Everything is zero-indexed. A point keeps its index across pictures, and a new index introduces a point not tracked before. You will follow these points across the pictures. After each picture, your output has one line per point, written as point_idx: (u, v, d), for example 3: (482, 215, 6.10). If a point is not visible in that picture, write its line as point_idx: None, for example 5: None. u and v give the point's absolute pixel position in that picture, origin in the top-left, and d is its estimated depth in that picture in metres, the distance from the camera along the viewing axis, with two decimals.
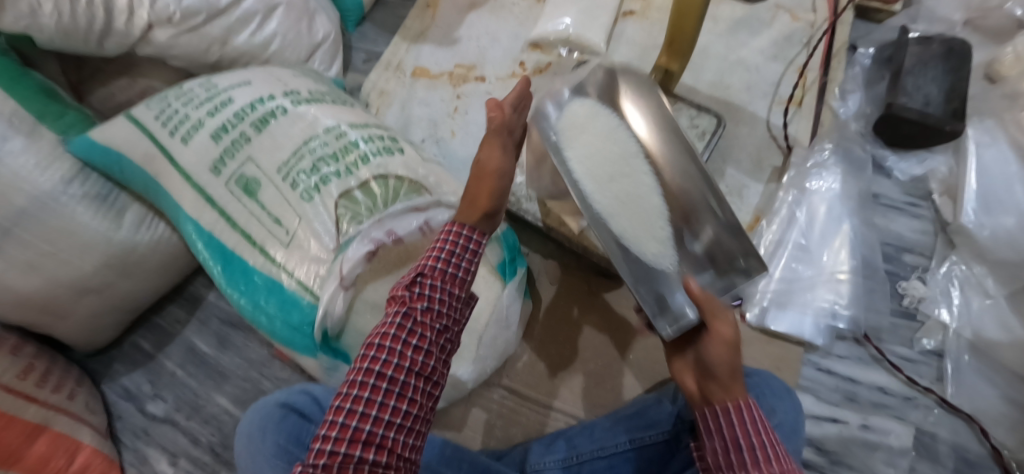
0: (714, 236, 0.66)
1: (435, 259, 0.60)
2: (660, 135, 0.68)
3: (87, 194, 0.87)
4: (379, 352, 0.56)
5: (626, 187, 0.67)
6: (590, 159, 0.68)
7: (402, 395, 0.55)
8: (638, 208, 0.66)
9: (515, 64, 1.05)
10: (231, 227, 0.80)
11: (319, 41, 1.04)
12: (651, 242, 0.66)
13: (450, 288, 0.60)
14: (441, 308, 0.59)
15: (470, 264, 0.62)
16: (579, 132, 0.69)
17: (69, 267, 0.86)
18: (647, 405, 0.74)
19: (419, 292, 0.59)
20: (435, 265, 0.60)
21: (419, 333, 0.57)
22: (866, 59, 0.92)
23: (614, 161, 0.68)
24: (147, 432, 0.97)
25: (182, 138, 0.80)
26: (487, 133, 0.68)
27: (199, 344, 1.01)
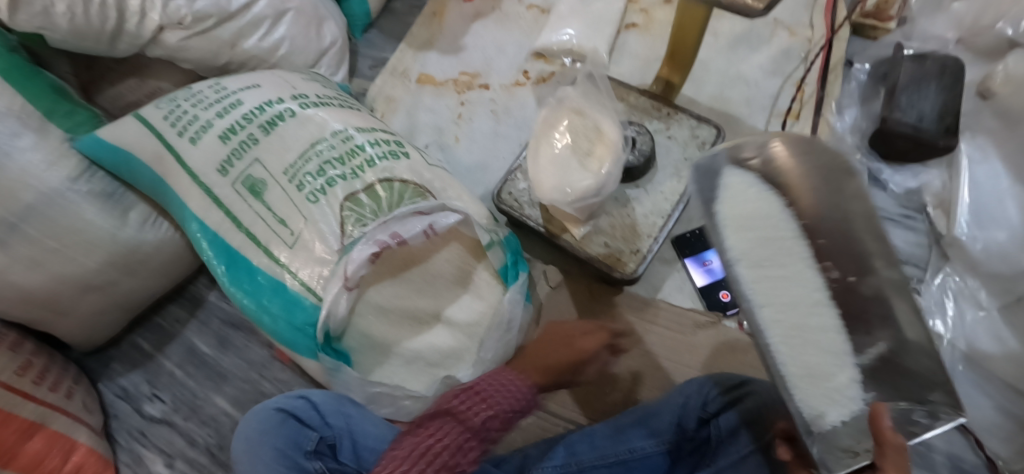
0: (888, 351, 0.50)
1: (483, 399, 0.68)
2: (842, 215, 0.52)
3: (92, 191, 0.88)
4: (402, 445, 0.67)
5: (787, 288, 0.50)
6: (750, 249, 0.51)
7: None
8: (818, 352, 0.50)
9: (519, 73, 1.06)
10: (236, 226, 0.80)
11: (326, 47, 1.06)
12: (811, 346, 0.50)
13: (475, 404, 0.68)
14: (464, 419, 0.67)
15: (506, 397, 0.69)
16: (741, 210, 0.52)
17: (73, 264, 0.87)
18: (650, 414, 0.74)
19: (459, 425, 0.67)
20: (481, 408, 0.67)
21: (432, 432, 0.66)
22: (862, 74, 0.94)
23: (780, 253, 0.51)
24: (143, 433, 0.97)
25: (190, 138, 0.81)
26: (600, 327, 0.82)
27: (199, 345, 1.01)
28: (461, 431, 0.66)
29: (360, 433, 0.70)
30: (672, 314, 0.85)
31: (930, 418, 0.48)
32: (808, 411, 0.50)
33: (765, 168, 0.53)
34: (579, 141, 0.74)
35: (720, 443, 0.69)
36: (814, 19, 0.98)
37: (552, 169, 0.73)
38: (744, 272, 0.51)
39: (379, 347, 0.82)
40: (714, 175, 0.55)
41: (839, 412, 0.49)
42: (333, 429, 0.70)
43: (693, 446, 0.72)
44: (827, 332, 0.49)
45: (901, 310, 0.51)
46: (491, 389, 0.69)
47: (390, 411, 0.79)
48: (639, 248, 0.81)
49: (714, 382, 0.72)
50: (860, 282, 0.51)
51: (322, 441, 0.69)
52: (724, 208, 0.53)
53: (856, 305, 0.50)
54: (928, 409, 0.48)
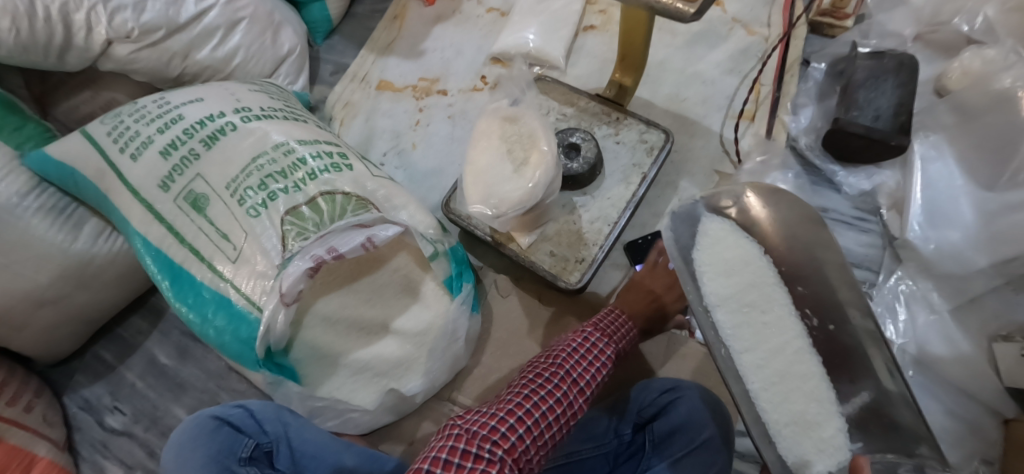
0: (871, 400, 0.59)
1: (609, 335, 0.71)
2: (817, 260, 0.62)
3: (42, 206, 0.88)
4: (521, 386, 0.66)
5: (768, 332, 0.61)
6: (732, 293, 0.62)
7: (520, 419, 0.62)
8: (802, 390, 0.59)
9: (477, 78, 1.05)
10: (179, 241, 0.80)
11: (283, 54, 1.05)
12: (797, 393, 0.59)
13: (591, 347, 0.69)
14: (581, 364, 0.68)
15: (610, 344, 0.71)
16: (719, 257, 0.63)
17: (23, 280, 0.86)
18: (588, 419, 0.75)
19: (588, 352, 0.69)
20: (607, 341, 0.71)
21: (557, 373, 0.67)
22: (818, 73, 0.92)
23: (757, 295, 0.62)
24: (105, 445, 0.97)
25: (131, 154, 0.81)
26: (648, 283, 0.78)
27: (159, 356, 1.01)
28: (590, 360, 0.69)
29: (298, 439, 0.70)
30: None
31: (915, 471, 0.56)
32: (794, 459, 0.58)
33: (742, 218, 0.64)
34: (515, 151, 0.73)
35: (655, 447, 0.70)
36: (773, 16, 0.96)
37: (486, 178, 0.73)
38: (722, 315, 0.61)
39: (326, 360, 0.81)
40: (693, 222, 0.65)
41: (825, 462, 0.57)
42: (271, 436, 0.70)
43: (630, 452, 0.73)
44: (812, 381, 0.59)
45: (877, 360, 0.60)
46: (610, 326, 0.72)
47: (336, 422, 0.82)
48: (584, 257, 0.80)
49: (651, 389, 0.73)
50: (836, 329, 0.61)
51: (258, 448, 0.69)
52: (703, 254, 0.63)
53: (837, 349, 0.61)
54: (915, 463, 0.56)
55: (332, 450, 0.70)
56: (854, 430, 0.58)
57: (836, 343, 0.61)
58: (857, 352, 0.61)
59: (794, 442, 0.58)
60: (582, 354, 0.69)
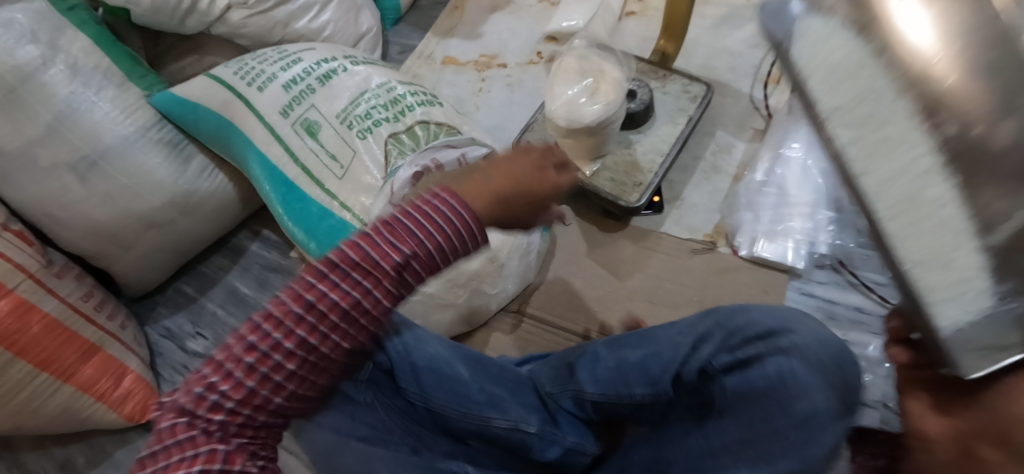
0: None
1: (404, 235, 0.48)
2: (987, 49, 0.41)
3: (161, 139, 1.01)
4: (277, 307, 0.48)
5: (891, 153, 0.44)
6: (847, 101, 0.46)
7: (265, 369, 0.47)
8: (939, 238, 0.43)
9: (533, 53, 1.20)
10: (293, 161, 0.92)
11: (363, 32, 1.20)
12: (925, 231, 0.43)
13: (382, 256, 0.48)
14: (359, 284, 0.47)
15: (416, 245, 0.48)
16: (823, 62, 0.47)
17: (141, 202, 0.98)
18: (654, 342, 0.70)
19: (371, 268, 0.47)
20: (398, 248, 0.48)
21: (319, 297, 0.47)
22: None
23: (873, 105, 0.45)
24: (185, 366, 1.05)
25: (258, 87, 0.94)
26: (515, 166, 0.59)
27: (239, 287, 1.10)
28: (374, 274, 0.47)
29: (416, 356, 0.73)
30: (672, 244, 0.95)
31: None
32: (940, 315, 0.43)
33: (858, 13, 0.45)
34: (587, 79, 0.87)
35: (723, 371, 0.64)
36: None
37: (568, 100, 0.86)
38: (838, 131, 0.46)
39: None
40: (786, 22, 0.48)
41: (960, 308, 0.42)
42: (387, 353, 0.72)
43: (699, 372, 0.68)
44: (947, 206, 0.42)
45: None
46: (423, 220, 0.49)
47: None
48: (641, 181, 0.92)
49: (736, 333, 0.63)
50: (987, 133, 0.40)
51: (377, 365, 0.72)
52: (802, 55, 0.48)
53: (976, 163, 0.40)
54: None
55: (444, 364, 0.74)
56: (1008, 268, 0.40)
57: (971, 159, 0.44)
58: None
59: (931, 282, 0.44)
60: (362, 274, 0.47)
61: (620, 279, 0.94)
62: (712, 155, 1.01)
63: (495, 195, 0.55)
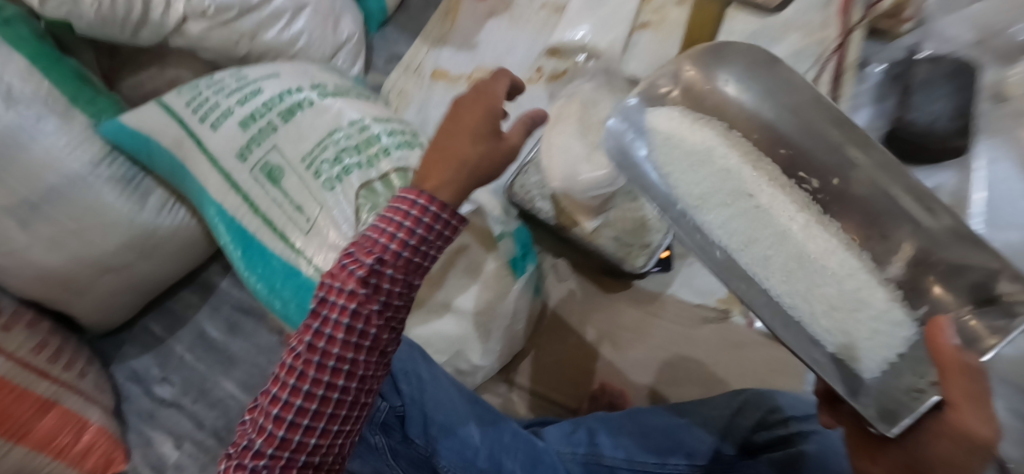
0: (915, 251, 0.50)
1: (407, 236, 0.59)
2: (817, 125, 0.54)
3: (113, 176, 0.90)
4: (320, 320, 0.59)
5: (761, 221, 0.50)
6: (705, 186, 0.52)
7: (324, 368, 0.58)
8: (838, 278, 0.48)
9: (532, 71, 1.08)
10: (253, 211, 0.84)
11: (342, 41, 1.07)
12: (817, 278, 0.49)
13: (395, 268, 0.59)
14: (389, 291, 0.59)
15: (418, 243, 0.60)
16: (672, 153, 0.53)
17: (93, 247, 0.90)
18: (681, 426, 0.74)
19: (354, 283, 0.57)
20: (403, 251, 0.59)
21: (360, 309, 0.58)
22: (876, 76, 0.93)
23: (734, 181, 0.51)
24: (152, 415, 0.98)
25: (212, 125, 0.85)
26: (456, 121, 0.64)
27: (209, 331, 1.03)
28: (390, 277, 0.59)
29: (431, 407, 0.73)
30: (680, 310, 0.85)
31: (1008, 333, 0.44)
32: (836, 346, 0.49)
33: (686, 98, 0.56)
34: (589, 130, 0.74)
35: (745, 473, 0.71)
36: (830, 19, 0.96)
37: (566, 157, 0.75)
38: (707, 215, 0.52)
39: None
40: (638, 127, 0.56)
41: (882, 351, 0.48)
42: (403, 398, 0.73)
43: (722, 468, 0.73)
44: (834, 255, 0.49)
45: (901, 197, 0.51)
46: (411, 224, 0.59)
47: None
48: (649, 243, 0.82)
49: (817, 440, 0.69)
50: (840, 183, 0.53)
51: (391, 411, 0.73)
52: (657, 153, 0.55)
53: (840, 203, 0.53)
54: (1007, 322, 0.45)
55: (460, 427, 0.74)
56: (909, 297, 0.50)
57: (848, 198, 0.53)
58: (879, 198, 0.52)
59: (826, 325, 0.49)
60: (375, 280, 0.58)
61: (619, 350, 0.86)
62: None
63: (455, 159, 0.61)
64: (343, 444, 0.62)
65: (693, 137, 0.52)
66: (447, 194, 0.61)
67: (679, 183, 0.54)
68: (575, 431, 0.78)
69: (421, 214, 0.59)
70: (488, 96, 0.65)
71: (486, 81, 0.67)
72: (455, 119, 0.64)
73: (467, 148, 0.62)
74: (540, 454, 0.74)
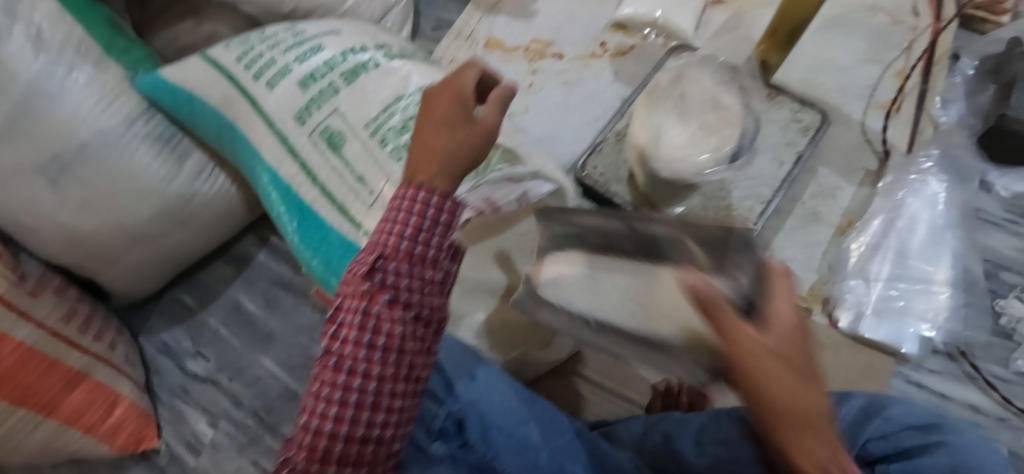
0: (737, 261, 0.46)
1: (412, 234, 0.57)
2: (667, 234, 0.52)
3: (150, 134, 0.84)
4: (338, 330, 0.57)
5: (670, 312, 0.50)
6: (627, 309, 0.53)
7: (363, 373, 0.56)
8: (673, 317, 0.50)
9: (596, 44, 1.01)
10: (311, 180, 0.77)
11: (393, 2, 1.01)
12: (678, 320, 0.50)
13: (408, 266, 0.57)
14: (409, 286, 0.57)
15: (429, 229, 0.57)
16: (585, 296, 0.56)
17: (125, 212, 0.83)
18: None
19: (373, 285, 0.56)
20: (414, 246, 0.57)
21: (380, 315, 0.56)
22: (970, 69, 0.87)
23: (640, 287, 0.52)
24: (185, 390, 0.93)
25: (267, 82, 0.77)
26: (435, 118, 0.60)
27: (245, 304, 0.97)
28: (409, 272, 0.57)
29: (487, 407, 0.69)
30: None
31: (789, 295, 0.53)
32: None
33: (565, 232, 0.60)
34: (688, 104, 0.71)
35: None
36: (920, 7, 0.92)
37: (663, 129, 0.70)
38: (626, 322, 0.53)
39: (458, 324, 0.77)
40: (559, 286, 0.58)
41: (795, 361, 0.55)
42: (460, 402, 0.70)
43: None
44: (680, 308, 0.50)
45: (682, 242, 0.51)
46: (402, 217, 0.57)
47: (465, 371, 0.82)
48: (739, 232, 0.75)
49: (892, 420, 0.57)
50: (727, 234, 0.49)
51: (449, 417, 0.70)
52: (579, 302, 0.56)
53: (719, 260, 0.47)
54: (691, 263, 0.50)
55: (518, 423, 0.68)
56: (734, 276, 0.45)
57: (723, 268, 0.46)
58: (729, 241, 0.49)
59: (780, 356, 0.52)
60: (397, 278, 0.57)
61: None
62: (812, 199, 0.84)
63: (441, 154, 0.58)
64: (387, 435, 0.59)
65: (570, 273, 0.57)
66: (441, 184, 0.58)
67: (624, 320, 0.53)
68: (648, 435, 0.69)
69: (426, 205, 0.57)
70: (455, 85, 0.61)
71: (456, 72, 0.63)
72: (438, 113, 0.60)
73: (440, 138, 0.59)
74: (606, 456, 0.67)
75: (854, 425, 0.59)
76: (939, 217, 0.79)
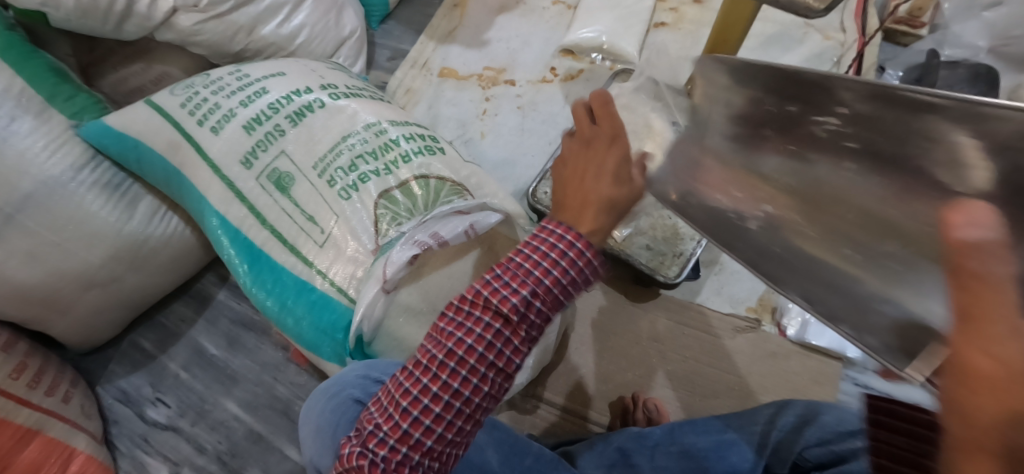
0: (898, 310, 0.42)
1: (552, 268, 0.49)
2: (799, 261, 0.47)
3: (98, 181, 0.82)
4: (455, 344, 0.49)
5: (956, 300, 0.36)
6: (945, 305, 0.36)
7: (467, 401, 0.50)
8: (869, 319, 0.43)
9: (546, 70, 1.04)
10: (260, 223, 0.77)
11: (345, 36, 1.02)
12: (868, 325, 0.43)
13: (547, 310, 0.50)
14: (532, 332, 0.50)
15: (573, 278, 0.50)
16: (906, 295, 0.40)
17: (75, 259, 0.81)
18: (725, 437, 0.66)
19: (513, 311, 0.49)
20: (547, 281, 0.49)
21: (498, 347, 0.49)
22: (895, 79, 0.94)
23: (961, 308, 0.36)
24: (145, 439, 0.91)
25: (211, 128, 0.78)
26: (594, 157, 0.53)
27: (206, 346, 0.96)
28: (532, 311, 0.49)
29: None
30: (711, 318, 0.85)
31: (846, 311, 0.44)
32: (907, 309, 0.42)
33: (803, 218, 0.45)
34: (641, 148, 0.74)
35: None
36: (845, 23, 0.98)
37: None
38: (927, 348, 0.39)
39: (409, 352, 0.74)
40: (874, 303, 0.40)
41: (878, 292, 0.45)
42: None
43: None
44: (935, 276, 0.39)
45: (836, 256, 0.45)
46: (551, 250, 0.49)
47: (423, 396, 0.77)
48: (682, 251, 0.81)
49: (825, 426, 0.65)
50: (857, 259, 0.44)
51: None
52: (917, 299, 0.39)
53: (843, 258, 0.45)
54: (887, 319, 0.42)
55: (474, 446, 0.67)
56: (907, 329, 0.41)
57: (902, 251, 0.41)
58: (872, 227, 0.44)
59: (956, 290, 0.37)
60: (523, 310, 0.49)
61: (651, 362, 0.84)
62: None
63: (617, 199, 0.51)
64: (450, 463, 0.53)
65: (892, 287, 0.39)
66: (602, 232, 0.51)
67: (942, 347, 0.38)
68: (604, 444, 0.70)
69: (571, 245, 0.50)
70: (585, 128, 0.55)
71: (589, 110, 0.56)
72: (592, 154, 0.53)
73: (598, 188, 0.51)
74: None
75: (791, 433, 0.65)
76: None
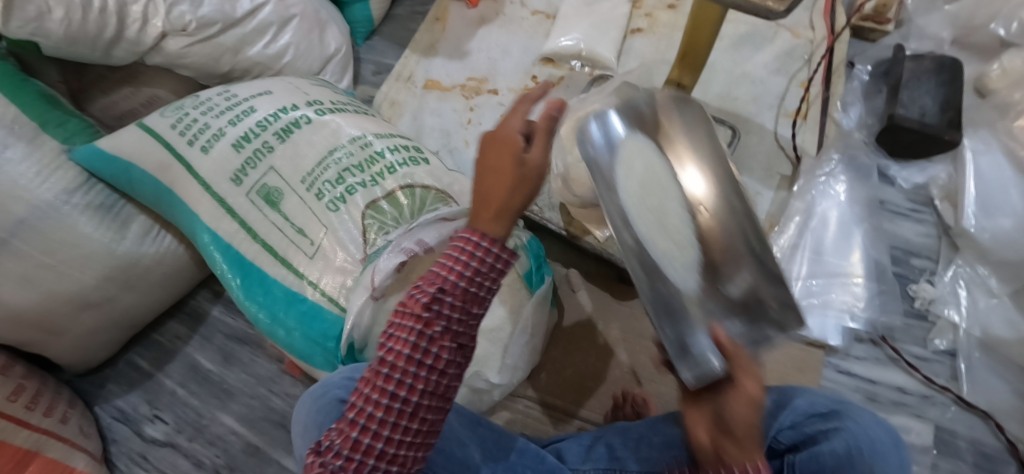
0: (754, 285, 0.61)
1: (462, 270, 0.54)
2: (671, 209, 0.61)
3: (90, 203, 0.84)
4: (388, 353, 0.54)
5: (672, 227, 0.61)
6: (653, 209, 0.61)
7: (408, 401, 0.54)
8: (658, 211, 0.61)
9: (527, 78, 1.07)
10: (251, 237, 0.79)
11: (330, 53, 1.04)
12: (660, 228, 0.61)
13: (466, 306, 0.55)
14: (458, 328, 0.55)
15: (486, 274, 0.55)
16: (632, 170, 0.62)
17: (69, 281, 0.83)
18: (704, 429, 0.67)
19: (429, 310, 0.54)
20: (460, 281, 0.54)
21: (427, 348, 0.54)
22: (864, 74, 0.97)
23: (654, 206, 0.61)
24: (144, 457, 0.92)
25: (201, 147, 0.80)
26: (500, 153, 0.59)
27: (202, 362, 0.97)
28: (453, 311, 0.54)
29: None
30: None
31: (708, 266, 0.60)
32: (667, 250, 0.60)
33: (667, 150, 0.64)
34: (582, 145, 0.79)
35: None
36: (815, 20, 1.00)
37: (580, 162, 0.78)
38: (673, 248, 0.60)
39: None
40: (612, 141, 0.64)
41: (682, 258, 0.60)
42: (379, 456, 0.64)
43: None
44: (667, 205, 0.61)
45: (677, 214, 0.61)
46: (460, 253, 0.55)
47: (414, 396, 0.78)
48: None
49: (797, 410, 0.64)
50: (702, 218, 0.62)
51: None
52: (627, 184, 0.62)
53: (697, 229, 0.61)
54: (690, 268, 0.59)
55: (458, 444, 0.69)
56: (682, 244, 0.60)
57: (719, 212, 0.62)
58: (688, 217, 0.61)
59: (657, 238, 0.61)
60: (443, 310, 0.54)
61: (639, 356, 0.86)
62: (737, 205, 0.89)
63: (509, 196, 0.57)
64: (412, 464, 0.56)
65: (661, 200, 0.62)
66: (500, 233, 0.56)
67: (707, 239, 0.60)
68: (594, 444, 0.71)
69: (483, 244, 0.55)
70: (506, 132, 0.60)
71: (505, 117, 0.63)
72: (503, 147, 0.59)
73: (502, 193, 0.57)
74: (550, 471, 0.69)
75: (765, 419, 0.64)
76: (846, 215, 0.86)
